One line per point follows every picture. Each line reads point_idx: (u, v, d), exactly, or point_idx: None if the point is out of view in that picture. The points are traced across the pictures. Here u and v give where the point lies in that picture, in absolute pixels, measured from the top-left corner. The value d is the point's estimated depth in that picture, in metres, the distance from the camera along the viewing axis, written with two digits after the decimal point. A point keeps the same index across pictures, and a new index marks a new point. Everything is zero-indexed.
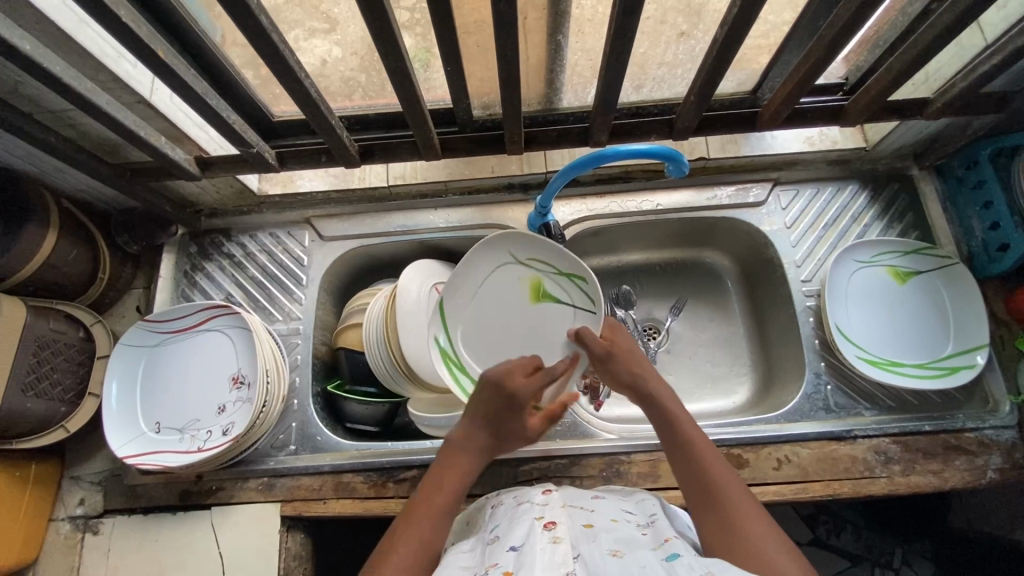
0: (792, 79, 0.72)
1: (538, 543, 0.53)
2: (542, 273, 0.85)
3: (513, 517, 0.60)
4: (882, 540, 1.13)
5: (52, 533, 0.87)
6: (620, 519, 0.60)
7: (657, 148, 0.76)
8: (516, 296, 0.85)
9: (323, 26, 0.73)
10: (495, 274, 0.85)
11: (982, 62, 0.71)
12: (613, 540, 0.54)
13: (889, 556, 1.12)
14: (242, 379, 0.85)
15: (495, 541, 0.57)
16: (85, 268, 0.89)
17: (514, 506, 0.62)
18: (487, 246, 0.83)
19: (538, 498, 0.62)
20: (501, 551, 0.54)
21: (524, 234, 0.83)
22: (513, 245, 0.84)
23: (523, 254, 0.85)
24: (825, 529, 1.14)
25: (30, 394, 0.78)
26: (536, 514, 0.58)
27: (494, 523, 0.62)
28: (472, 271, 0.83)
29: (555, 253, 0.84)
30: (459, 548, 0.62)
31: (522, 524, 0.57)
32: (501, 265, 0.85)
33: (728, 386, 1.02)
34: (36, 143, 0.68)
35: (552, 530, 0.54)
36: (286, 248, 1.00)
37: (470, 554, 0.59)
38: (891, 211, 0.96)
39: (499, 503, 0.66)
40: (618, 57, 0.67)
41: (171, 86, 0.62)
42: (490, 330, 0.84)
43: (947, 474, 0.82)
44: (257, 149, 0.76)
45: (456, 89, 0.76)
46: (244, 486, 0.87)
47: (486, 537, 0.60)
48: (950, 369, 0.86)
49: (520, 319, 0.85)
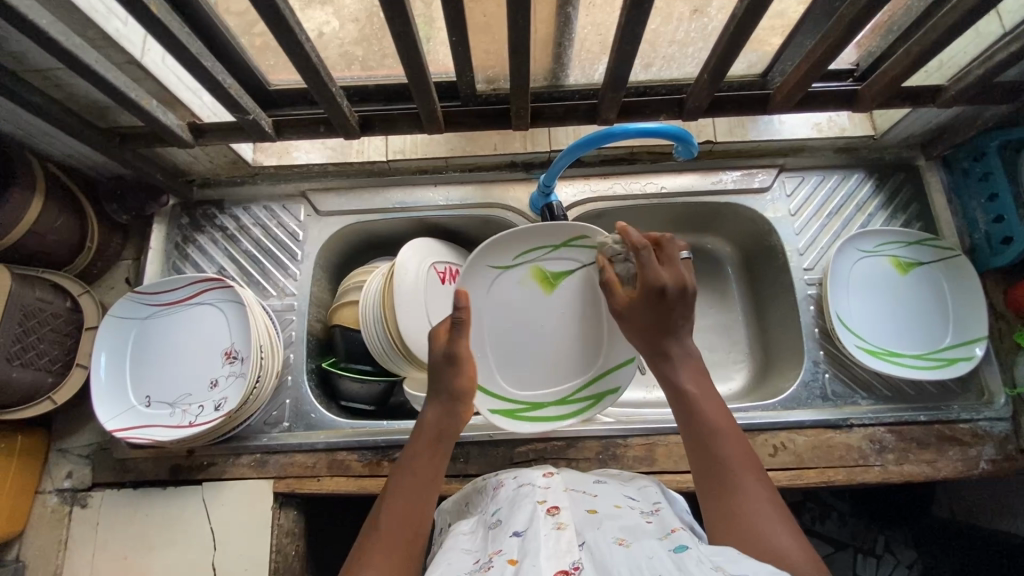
0: (807, 60, 0.70)
1: (542, 529, 0.52)
2: (539, 258, 0.85)
3: (514, 501, 0.59)
4: (866, 527, 1.14)
5: (39, 506, 0.85)
6: (624, 505, 0.59)
7: (666, 127, 0.74)
8: (531, 296, 0.85)
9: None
10: (499, 285, 0.84)
11: (999, 50, 0.70)
12: (618, 528, 0.53)
13: (872, 543, 1.13)
14: (235, 354, 0.83)
15: (497, 525, 0.56)
16: (73, 237, 0.86)
17: (515, 488, 0.62)
18: (472, 272, 0.82)
19: (540, 480, 0.62)
20: (505, 537, 0.54)
21: (500, 236, 0.82)
22: (491, 254, 0.83)
23: (506, 255, 0.84)
24: (810, 516, 1.15)
25: (16, 364, 0.76)
26: (538, 497, 0.57)
27: (494, 506, 0.61)
28: (479, 295, 0.83)
29: (531, 234, 0.83)
30: (460, 530, 0.61)
31: (524, 508, 0.57)
32: (502, 272, 0.84)
33: (725, 373, 1.02)
34: (20, 102, 0.65)
35: (556, 516, 0.54)
36: (280, 222, 0.98)
37: (471, 537, 0.58)
38: (896, 201, 0.95)
39: (500, 484, 0.66)
40: (632, 31, 0.64)
41: (165, 46, 0.59)
42: (516, 337, 0.85)
43: (940, 464, 0.82)
44: (253, 116, 0.73)
45: (460, 61, 0.73)
46: (236, 462, 0.86)
47: (487, 520, 0.60)
48: (948, 360, 0.86)
49: (545, 312, 0.86)
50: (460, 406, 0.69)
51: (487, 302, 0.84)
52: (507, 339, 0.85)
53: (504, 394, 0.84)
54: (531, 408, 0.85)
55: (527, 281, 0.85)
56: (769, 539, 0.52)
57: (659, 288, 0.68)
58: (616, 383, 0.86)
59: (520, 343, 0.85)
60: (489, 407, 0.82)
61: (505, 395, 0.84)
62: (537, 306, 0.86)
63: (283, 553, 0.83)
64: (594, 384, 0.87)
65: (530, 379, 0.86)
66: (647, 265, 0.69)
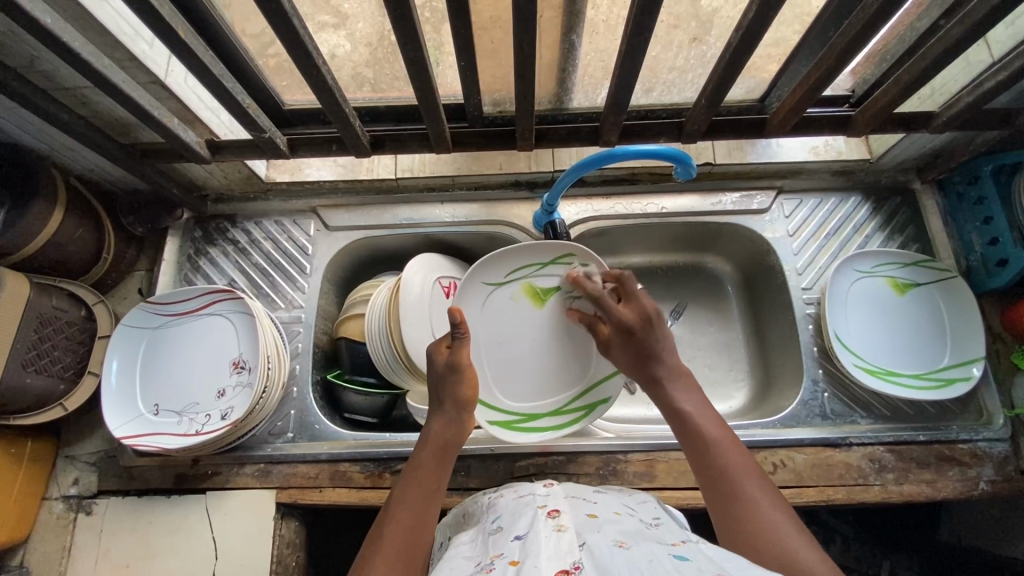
0: (801, 87, 0.73)
1: (543, 531, 0.53)
2: (530, 273, 0.87)
3: (515, 508, 0.60)
4: (870, 554, 1.18)
5: (44, 512, 0.86)
6: (623, 513, 0.60)
7: (668, 149, 0.76)
8: (522, 311, 0.88)
9: (334, 19, 0.74)
10: (492, 302, 0.87)
11: (987, 78, 0.72)
12: (618, 532, 0.54)
13: (876, 568, 1.16)
14: (243, 364, 0.85)
15: (498, 531, 0.57)
16: (90, 247, 0.89)
17: (517, 497, 0.63)
18: (468, 288, 0.86)
19: (541, 490, 0.63)
20: (506, 540, 0.55)
21: (493, 254, 0.85)
22: (484, 272, 0.86)
23: (499, 272, 0.86)
24: (815, 539, 1.19)
25: (30, 370, 0.77)
26: (539, 503, 0.59)
27: (495, 514, 0.62)
28: (474, 313, 0.86)
29: (523, 252, 0.86)
30: (461, 539, 0.62)
31: (525, 514, 0.58)
32: (491, 286, 0.87)
33: (725, 391, 1.03)
34: (47, 118, 0.68)
35: (556, 518, 0.55)
36: (291, 236, 1.00)
37: (471, 545, 0.59)
38: (893, 223, 0.97)
39: (500, 495, 0.67)
40: (633, 57, 0.68)
41: (190, 67, 0.63)
42: (503, 348, 0.87)
43: (939, 484, 0.82)
44: (269, 134, 0.76)
45: (469, 85, 0.77)
46: (240, 472, 0.86)
47: (487, 527, 0.61)
48: (947, 381, 0.87)
49: (535, 326, 0.88)
50: (462, 412, 0.72)
51: (479, 319, 0.87)
52: (500, 354, 0.87)
53: (499, 406, 0.86)
54: (527, 419, 0.88)
55: (519, 297, 0.87)
56: (787, 548, 0.52)
57: (626, 329, 0.76)
58: (606, 393, 0.89)
59: (511, 357, 0.88)
60: (487, 418, 0.85)
61: (502, 407, 0.87)
62: (528, 321, 0.88)
63: (284, 564, 0.84)
64: (585, 395, 0.90)
65: (520, 391, 0.88)
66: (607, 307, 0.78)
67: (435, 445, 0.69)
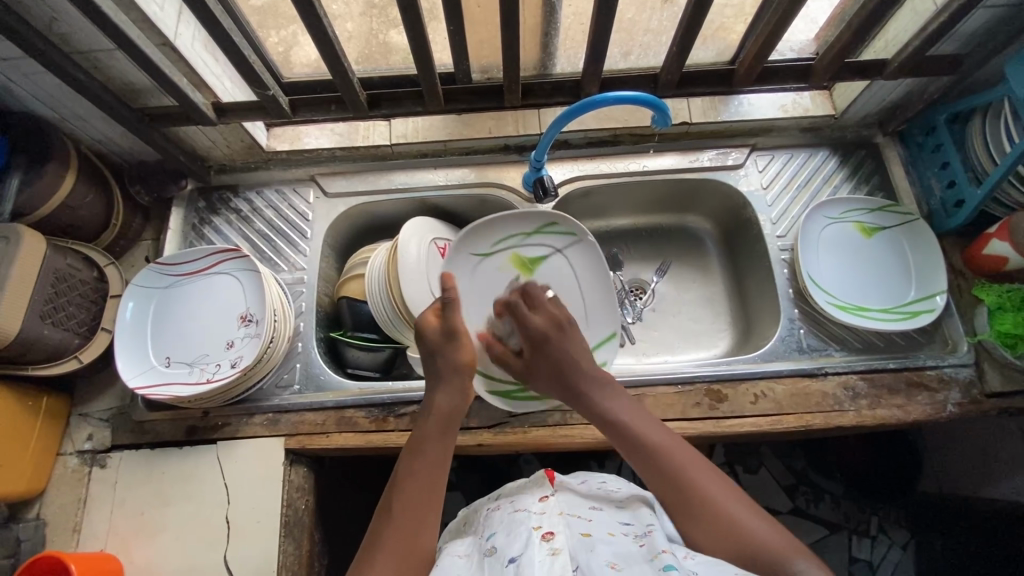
0: (761, 36, 0.80)
1: (537, 556, 0.57)
2: (515, 244, 0.94)
3: (509, 526, 0.63)
4: (860, 510, 1.23)
5: (60, 467, 0.89)
6: (618, 532, 0.63)
7: (646, 97, 0.81)
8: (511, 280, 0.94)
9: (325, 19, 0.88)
10: (481, 271, 0.93)
11: (930, 23, 0.79)
12: (611, 554, 0.58)
13: (866, 524, 1.22)
14: (250, 317, 0.89)
15: (493, 553, 0.60)
16: (100, 212, 0.93)
17: (512, 513, 0.65)
18: (455, 257, 0.91)
19: (536, 505, 0.65)
20: (501, 563, 0.58)
21: (474, 226, 0.91)
22: (472, 241, 0.91)
23: (486, 242, 0.93)
24: (805, 499, 1.24)
25: (47, 322, 0.81)
26: (534, 524, 0.61)
27: (489, 530, 0.65)
28: (465, 282, 0.91)
29: (509, 220, 0.93)
30: (457, 553, 0.66)
31: (520, 534, 0.61)
32: (479, 255, 0.93)
33: (709, 339, 1.09)
34: (64, 77, 0.73)
35: (551, 542, 0.58)
36: (291, 204, 1.05)
37: (468, 561, 0.63)
38: (859, 174, 1.04)
39: (498, 506, 0.70)
40: (606, 10, 0.74)
41: (199, 18, 0.68)
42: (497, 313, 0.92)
43: (909, 407, 0.88)
44: (272, 92, 0.81)
45: (458, 50, 0.82)
46: (249, 421, 0.90)
47: (483, 545, 0.64)
48: (913, 313, 0.93)
49: None
50: (457, 391, 0.77)
51: (470, 288, 0.91)
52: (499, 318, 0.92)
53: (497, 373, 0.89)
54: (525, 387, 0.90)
55: (506, 264, 0.94)
56: (760, 540, 0.62)
57: (541, 342, 0.82)
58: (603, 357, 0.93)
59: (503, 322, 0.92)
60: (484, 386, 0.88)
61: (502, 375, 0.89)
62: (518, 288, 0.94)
63: (294, 506, 0.87)
64: None
65: None
66: (519, 312, 0.84)
67: (441, 420, 0.75)
